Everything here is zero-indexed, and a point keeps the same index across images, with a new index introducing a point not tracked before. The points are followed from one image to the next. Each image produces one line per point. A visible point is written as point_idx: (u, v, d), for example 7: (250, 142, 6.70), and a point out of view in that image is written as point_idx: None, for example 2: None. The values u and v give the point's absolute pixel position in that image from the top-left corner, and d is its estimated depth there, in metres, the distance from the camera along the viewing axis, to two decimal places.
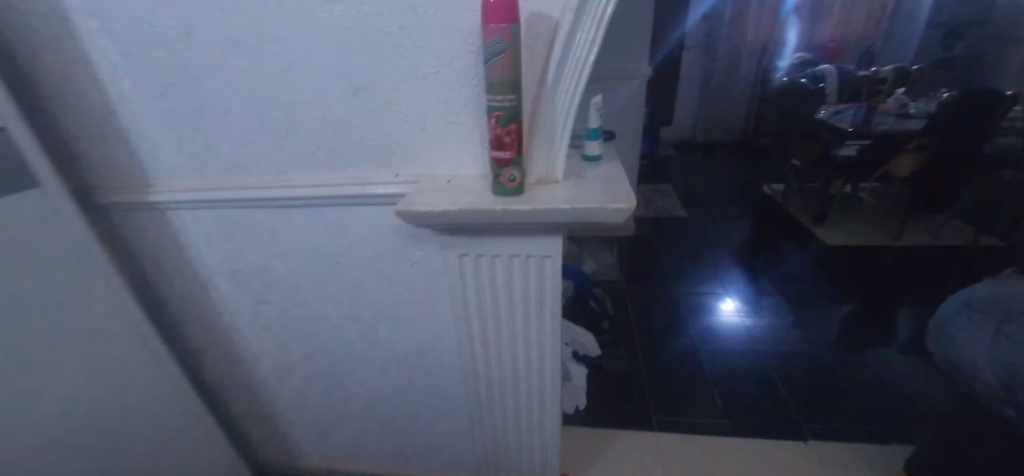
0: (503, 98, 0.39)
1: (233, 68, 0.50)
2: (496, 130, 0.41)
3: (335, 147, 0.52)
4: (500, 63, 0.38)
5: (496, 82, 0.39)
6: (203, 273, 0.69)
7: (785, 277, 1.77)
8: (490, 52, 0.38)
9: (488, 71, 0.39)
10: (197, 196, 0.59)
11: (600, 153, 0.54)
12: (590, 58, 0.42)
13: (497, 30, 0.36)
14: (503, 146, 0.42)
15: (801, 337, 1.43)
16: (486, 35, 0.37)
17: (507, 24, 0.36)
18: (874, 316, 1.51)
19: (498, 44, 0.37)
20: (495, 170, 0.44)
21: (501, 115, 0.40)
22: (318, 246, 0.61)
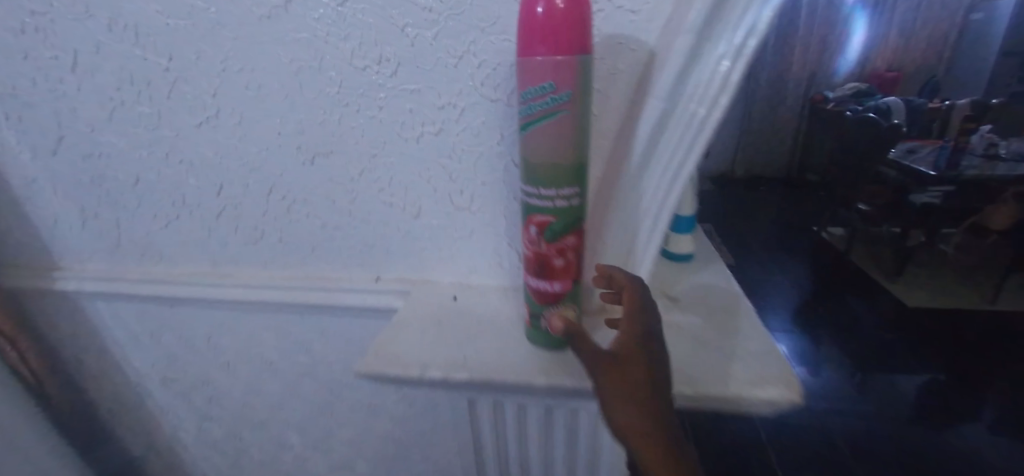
0: (553, 193, 0.21)
1: (140, 120, 0.33)
2: (539, 247, 0.22)
3: (285, 236, 0.35)
4: (552, 129, 0.19)
5: (542, 166, 0.20)
6: (132, 376, 0.52)
7: (851, 330, 1.51)
8: (534, 108, 0.19)
9: (527, 142, 0.20)
10: (111, 288, 0.43)
11: (691, 251, 0.35)
12: (715, 117, 0.22)
13: (551, 67, 0.18)
14: (550, 274, 0.23)
15: (873, 405, 1.21)
16: (527, 76, 0.19)
17: (568, 56, 0.18)
18: (959, 385, 1.28)
19: (549, 97, 0.19)
20: (533, 308, 0.25)
21: (549, 222, 0.22)
22: (270, 361, 0.43)
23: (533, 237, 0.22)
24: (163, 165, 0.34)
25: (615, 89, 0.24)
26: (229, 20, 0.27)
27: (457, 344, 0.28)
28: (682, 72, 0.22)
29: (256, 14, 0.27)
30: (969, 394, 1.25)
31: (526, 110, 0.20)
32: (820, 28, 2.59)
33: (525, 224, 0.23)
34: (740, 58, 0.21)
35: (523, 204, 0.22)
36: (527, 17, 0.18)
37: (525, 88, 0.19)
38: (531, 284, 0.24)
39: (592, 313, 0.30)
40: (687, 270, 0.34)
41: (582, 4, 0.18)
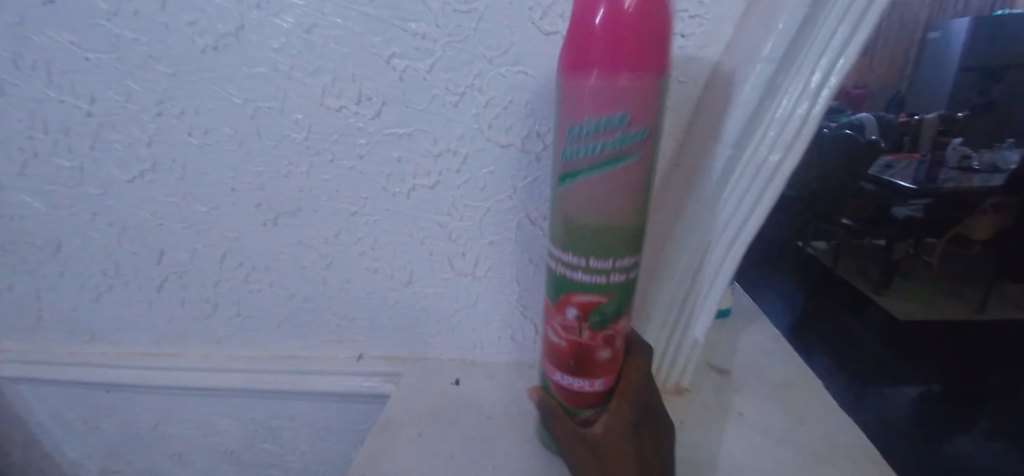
0: (608, 265, 0.16)
1: (59, 174, 0.27)
2: (580, 336, 0.17)
3: (244, 309, 0.28)
4: (616, 180, 0.15)
5: (597, 228, 0.16)
6: (61, 469, 0.43)
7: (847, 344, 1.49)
8: (592, 150, 0.14)
9: (574, 196, 0.15)
10: (32, 372, 0.35)
11: (729, 304, 0.30)
12: (788, 164, 0.18)
13: (623, 95, 0.13)
14: (591, 375, 0.18)
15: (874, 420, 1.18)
16: (581, 106, 0.14)
17: (646, 78, 0.13)
18: (958, 395, 1.26)
19: (617, 135, 0.14)
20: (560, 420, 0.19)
21: (596, 304, 0.17)
22: (228, 450, 0.35)
23: (571, 323, 0.17)
24: (90, 227, 0.28)
25: None
26: (166, 52, 0.22)
27: (462, 451, 0.22)
28: (754, 110, 0.17)
29: (198, 44, 0.21)
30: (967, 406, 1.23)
31: (576, 152, 0.15)
32: None
33: (559, 305, 0.18)
34: (824, 90, 0.17)
35: (559, 280, 0.17)
36: (587, 23, 0.13)
37: (578, 121, 0.14)
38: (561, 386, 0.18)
39: None
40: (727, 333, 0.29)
41: (664, 5, 0.13)
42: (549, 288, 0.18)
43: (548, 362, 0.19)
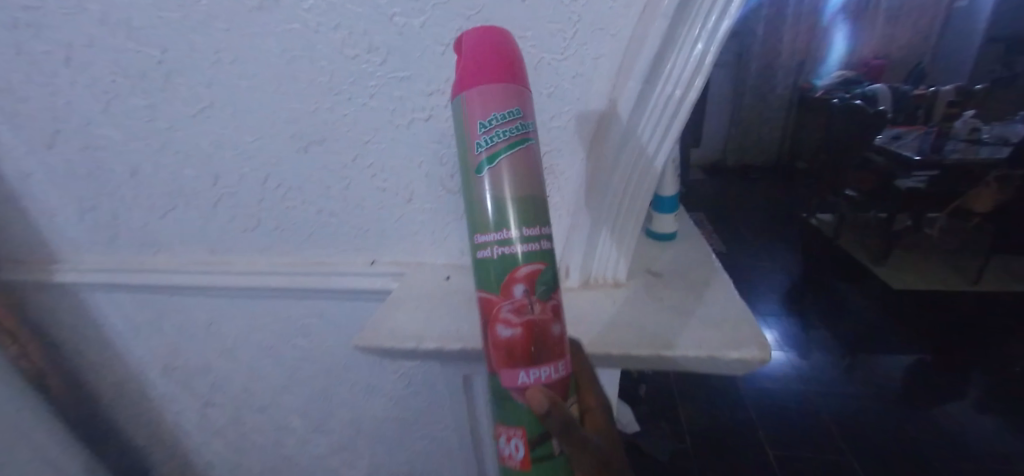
0: (537, 231, 0.21)
1: (135, 111, 0.34)
2: (533, 310, 0.21)
3: (282, 223, 0.36)
4: (526, 155, 0.21)
5: (521, 199, 0.21)
6: (132, 366, 0.52)
7: (838, 310, 1.55)
8: (503, 135, 0.20)
9: (498, 176, 0.21)
10: (111, 280, 0.43)
11: (674, 230, 0.36)
12: (691, 97, 0.25)
13: (511, 96, 0.21)
14: (552, 351, 0.21)
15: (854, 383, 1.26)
16: (488, 105, 0.20)
17: (519, 86, 0.21)
18: (942, 360, 1.32)
19: (517, 123, 0.21)
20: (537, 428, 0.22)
21: (536, 273, 0.21)
22: (269, 345, 0.43)
23: (524, 301, 0.21)
24: (159, 156, 0.35)
25: (595, 73, 0.26)
26: (219, 11, 0.28)
27: (448, 318, 0.30)
28: (661, 53, 0.23)
29: (246, 5, 0.28)
30: (952, 373, 1.28)
31: (489, 142, 0.21)
32: (808, 16, 2.62)
33: (508, 290, 0.21)
34: (714, 37, 0.23)
35: (502, 259, 0.21)
36: (479, 58, 0.20)
37: (489, 114, 0.20)
38: (531, 378, 0.21)
39: (576, 289, 0.31)
40: (666, 247, 0.36)
41: (514, 45, 0.21)
42: (493, 280, 0.22)
43: (511, 364, 0.21)
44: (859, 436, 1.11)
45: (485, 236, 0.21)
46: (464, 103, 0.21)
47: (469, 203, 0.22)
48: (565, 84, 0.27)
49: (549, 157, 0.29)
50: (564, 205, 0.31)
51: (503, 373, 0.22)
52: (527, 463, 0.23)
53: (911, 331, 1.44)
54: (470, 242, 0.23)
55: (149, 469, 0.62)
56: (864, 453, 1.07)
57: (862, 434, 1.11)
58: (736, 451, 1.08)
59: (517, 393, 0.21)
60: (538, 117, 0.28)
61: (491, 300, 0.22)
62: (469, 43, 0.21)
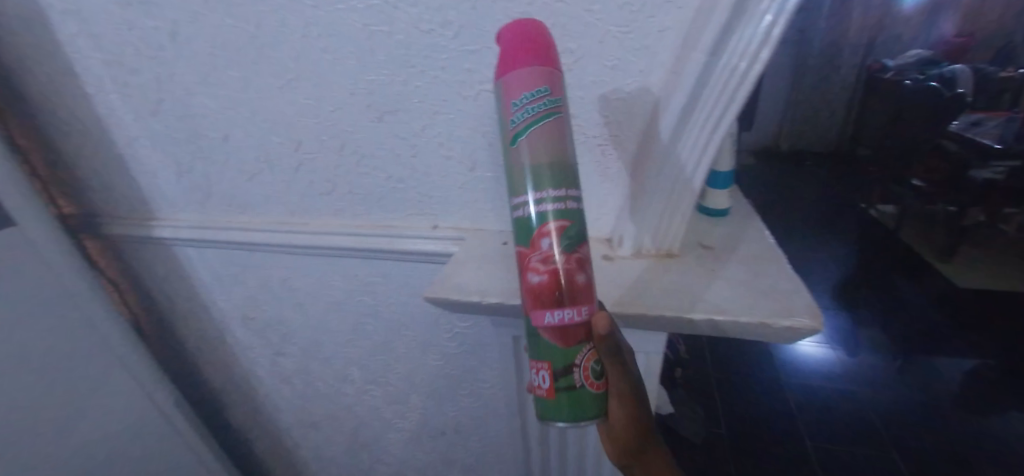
0: (563, 193, 0.23)
1: (229, 82, 0.37)
2: (558, 260, 0.23)
3: (354, 188, 0.39)
4: (554, 129, 0.23)
5: (550, 168, 0.23)
6: (214, 315, 0.58)
7: (892, 307, 1.47)
8: (535, 109, 0.22)
9: (529, 147, 0.23)
10: (203, 236, 0.49)
11: (727, 205, 0.36)
12: (756, 69, 0.25)
13: (542, 74, 0.22)
14: (576, 298, 0.24)
15: (905, 383, 1.20)
16: (522, 84, 0.22)
17: (550, 67, 0.22)
18: (1007, 366, 1.23)
19: (546, 99, 0.22)
20: (563, 364, 0.24)
21: (562, 229, 0.23)
22: (337, 300, 0.48)
23: (550, 252, 0.23)
24: (248, 124, 0.39)
25: (660, 47, 0.27)
26: None
27: (507, 279, 0.33)
28: (728, 24, 0.23)
29: None
30: (1017, 379, 1.20)
31: (521, 116, 0.23)
32: None
33: (537, 243, 0.24)
34: (785, 8, 0.23)
35: (533, 219, 0.24)
36: (513, 44, 0.22)
37: (521, 92, 0.22)
38: (556, 318, 0.23)
39: (629, 258, 0.33)
40: (719, 224, 0.36)
41: (546, 30, 0.23)
42: (525, 236, 0.24)
43: (539, 305, 0.24)
44: (907, 436, 1.07)
45: (519, 203, 0.24)
46: (501, 84, 0.23)
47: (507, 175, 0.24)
48: (628, 57, 0.27)
49: (608, 129, 0.30)
50: (620, 176, 0.32)
51: (532, 314, 0.25)
52: (554, 393, 0.25)
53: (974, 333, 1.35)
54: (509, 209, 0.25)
55: (225, 408, 0.70)
56: (913, 454, 1.03)
57: (910, 436, 1.07)
58: (770, 442, 1.07)
59: (545, 332, 0.24)
60: (600, 90, 0.29)
61: (523, 252, 0.24)
62: (503, 34, 0.23)
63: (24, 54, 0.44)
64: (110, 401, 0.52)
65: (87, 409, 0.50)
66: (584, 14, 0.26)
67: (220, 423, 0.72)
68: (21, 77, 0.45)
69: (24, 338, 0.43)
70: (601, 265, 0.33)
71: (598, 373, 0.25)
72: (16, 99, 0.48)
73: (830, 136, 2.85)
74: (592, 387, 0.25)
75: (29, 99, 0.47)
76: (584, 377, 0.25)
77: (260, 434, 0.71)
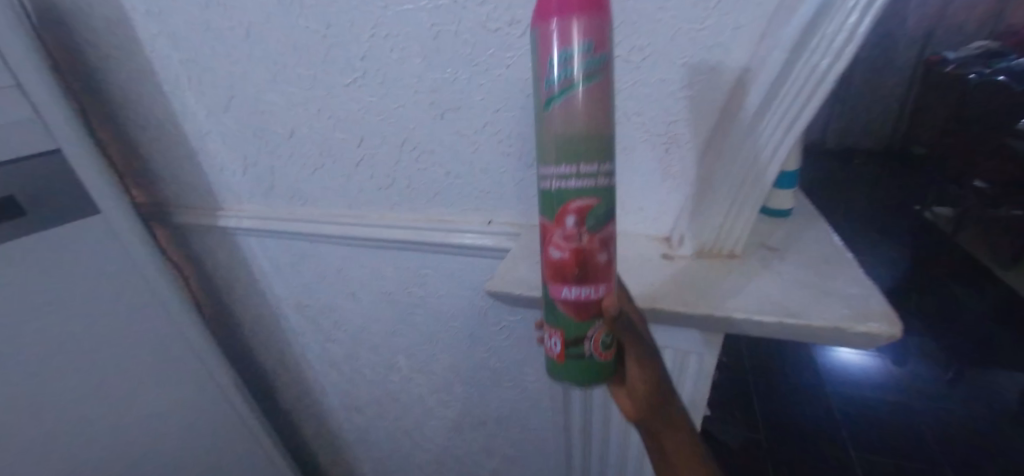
0: (596, 170, 0.21)
1: (297, 80, 0.39)
2: (582, 239, 0.22)
3: (414, 183, 0.40)
4: (594, 93, 0.19)
5: (584, 140, 0.20)
6: (270, 301, 0.61)
7: (948, 315, 1.38)
8: (573, 69, 0.19)
9: (560, 115, 0.20)
10: (264, 226, 0.51)
11: (791, 206, 0.36)
12: (838, 67, 0.24)
13: (585, 24, 0.18)
14: (596, 276, 0.23)
15: (960, 396, 1.14)
16: (560, 36, 0.19)
17: (597, 14, 0.19)
18: None
19: (587, 57, 0.19)
20: (574, 334, 0.24)
21: (590, 207, 0.21)
22: (389, 290, 0.50)
23: (574, 231, 0.22)
24: (313, 120, 0.41)
25: (734, 44, 0.26)
26: None
27: None
28: (811, 22, 0.23)
29: None
30: None
31: (554, 78, 0.20)
32: None
33: (561, 217, 0.22)
34: (874, 4, 0.22)
35: (559, 193, 0.22)
36: None
37: (557, 47, 0.19)
38: (573, 294, 0.23)
39: (689, 257, 0.33)
40: (783, 226, 0.35)
41: None
42: (549, 208, 0.23)
43: (556, 278, 0.23)
44: (957, 448, 1.02)
45: (546, 174, 0.21)
46: (538, 32, 0.20)
47: (537, 140, 0.21)
48: (700, 54, 0.27)
49: (674, 128, 0.30)
50: (681, 174, 0.32)
51: (549, 285, 0.24)
52: (561, 358, 0.25)
53: None
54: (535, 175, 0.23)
55: (275, 389, 0.74)
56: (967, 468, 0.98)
57: (966, 452, 1.01)
58: (811, 451, 1.03)
59: (560, 304, 0.24)
60: (667, 88, 0.29)
61: (545, 224, 0.23)
62: None
63: (110, 54, 0.47)
64: (176, 381, 0.55)
65: (155, 386, 0.54)
66: (656, 12, 0.26)
67: (271, 404, 0.76)
68: (107, 76, 0.49)
69: (106, 316, 0.47)
70: (661, 264, 0.33)
71: (609, 347, 0.25)
72: (101, 97, 0.51)
73: (880, 133, 2.69)
74: (600, 358, 0.25)
75: (112, 96, 0.51)
76: (595, 349, 0.25)
77: (307, 416, 0.75)
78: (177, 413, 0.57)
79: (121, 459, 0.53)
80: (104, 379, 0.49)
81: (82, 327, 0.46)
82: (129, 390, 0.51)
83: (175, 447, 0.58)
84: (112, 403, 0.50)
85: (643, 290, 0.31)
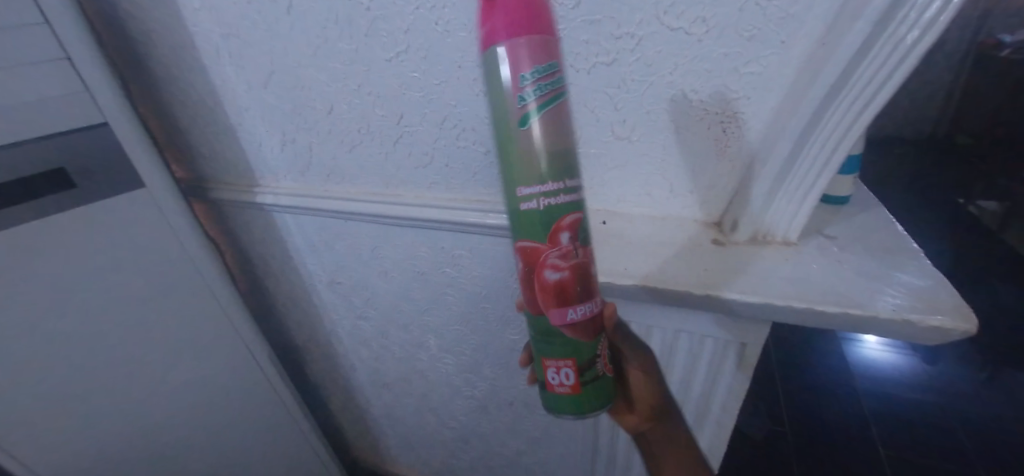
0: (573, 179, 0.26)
1: (338, 55, 0.39)
2: (577, 254, 0.27)
3: (454, 163, 0.40)
4: (560, 106, 0.25)
5: (559, 149, 0.25)
6: (303, 278, 0.63)
7: (992, 314, 1.32)
8: (545, 88, 0.24)
9: (537, 128, 0.24)
10: (300, 204, 0.52)
11: (850, 193, 0.34)
12: (926, 42, 0.22)
13: (548, 51, 0.23)
14: (590, 284, 0.28)
15: (998, 398, 1.09)
16: (531, 60, 0.23)
17: (552, 40, 0.24)
18: None
19: (555, 78, 0.24)
20: (585, 357, 0.29)
21: (578, 221, 0.26)
22: (421, 271, 0.50)
23: (570, 247, 0.26)
24: (353, 96, 0.41)
25: (808, 16, 0.24)
26: None
27: (613, 258, 0.33)
28: None
29: None
30: None
31: (529, 96, 0.24)
32: None
33: (555, 238, 0.26)
34: None
35: (550, 208, 0.26)
36: (515, 15, 0.22)
37: (531, 71, 0.23)
38: (580, 308, 0.27)
39: (741, 243, 0.33)
40: (841, 213, 0.34)
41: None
42: (543, 231, 0.26)
43: (563, 298, 0.27)
44: (999, 454, 0.98)
45: (533, 186, 0.25)
46: (506, 57, 0.23)
47: (516, 154, 0.25)
48: (769, 27, 0.25)
49: (734, 107, 0.29)
50: (738, 157, 0.31)
51: (555, 310, 0.27)
52: (577, 387, 0.29)
53: None
54: (510, 190, 0.26)
55: (306, 363, 0.76)
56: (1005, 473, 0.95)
57: (1001, 454, 0.98)
58: (836, 446, 1.02)
59: (568, 324, 0.28)
60: (730, 64, 0.27)
61: (542, 249, 0.26)
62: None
63: (154, 30, 0.47)
64: (213, 352, 0.57)
65: (194, 358, 0.55)
66: None
67: (302, 377, 0.79)
68: (151, 52, 0.49)
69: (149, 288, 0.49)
70: (712, 250, 0.32)
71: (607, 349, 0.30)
72: (144, 72, 0.52)
73: (926, 120, 2.54)
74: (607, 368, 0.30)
75: (157, 73, 0.51)
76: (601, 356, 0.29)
77: (336, 390, 0.77)
78: (216, 383, 0.59)
79: (162, 424, 0.55)
80: (148, 348, 0.51)
81: (128, 296, 0.47)
82: (172, 359, 0.53)
83: (213, 415, 0.60)
84: (155, 370, 0.52)
85: (694, 276, 0.31)
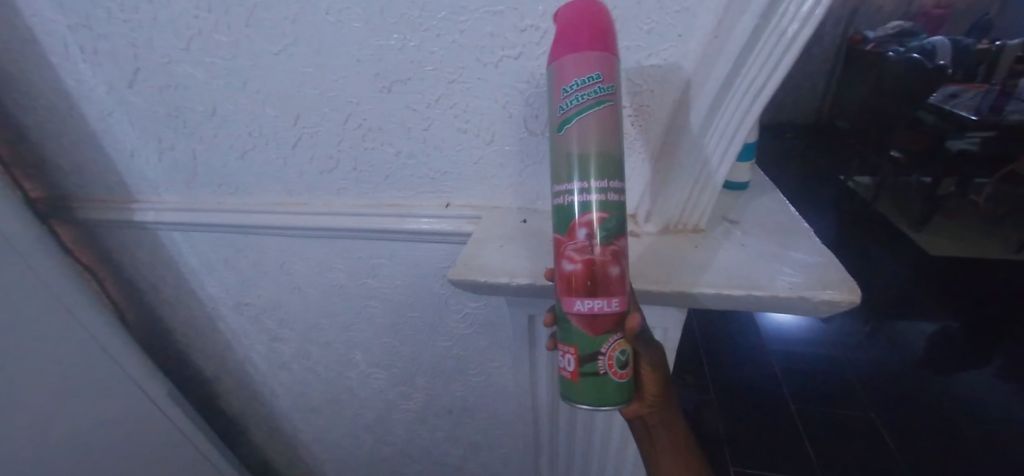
0: (606, 184, 0.23)
1: (218, 48, 0.34)
2: (593, 251, 0.23)
3: (363, 165, 0.37)
4: (603, 116, 0.22)
5: (594, 155, 0.23)
6: (205, 303, 0.55)
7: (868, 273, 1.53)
8: (580, 99, 0.22)
9: (577, 133, 0.23)
10: (189, 219, 0.45)
11: (747, 179, 0.36)
12: (805, 33, 0.23)
13: (596, 61, 0.22)
14: (608, 289, 0.23)
15: (877, 345, 1.27)
16: (575, 69, 0.22)
17: (603, 52, 0.22)
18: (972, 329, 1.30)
19: (596, 87, 0.22)
20: (589, 351, 0.24)
21: (603, 219, 0.23)
22: (339, 284, 0.46)
23: (585, 243, 0.23)
24: (241, 95, 0.36)
25: (701, 9, 0.25)
26: None
27: (534, 258, 0.33)
28: None
29: None
30: (982, 339, 1.27)
31: (570, 104, 0.22)
32: None
33: (572, 232, 0.24)
34: None
35: (572, 206, 0.23)
36: (566, 27, 0.22)
37: (569, 80, 0.22)
38: (585, 305, 0.23)
39: (655, 233, 0.33)
40: (740, 198, 0.36)
41: (606, 14, 0.22)
42: (562, 223, 0.24)
43: (568, 292, 0.24)
44: (884, 398, 1.12)
45: (559, 186, 0.23)
46: (555, 69, 0.23)
47: (553, 159, 0.24)
48: (668, 19, 0.26)
49: (639, 99, 0.29)
50: (644, 149, 0.31)
51: (561, 299, 0.25)
52: (577, 376, 0.25)
53: (946, 299, 1.41)
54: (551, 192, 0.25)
55: (218, 396, 0.68)
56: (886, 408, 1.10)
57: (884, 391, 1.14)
58: (757, 407, 1.11)
59: (574, 319, 0.24)
60: (632, 56, 0.27)
61: (559, 239, 0.24)
62: (563, 14, 0.22)
63: None
64: (98, 398, 0.48)
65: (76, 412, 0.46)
66: None
67: (214, 412, 0.70)
68: None
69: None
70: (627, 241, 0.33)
71: (623, 364, 0.25)
72: None
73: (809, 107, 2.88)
74: (615, 377, 0.25)
75: None
76: (609, 365, 0.24)
77: (256, 421, 0.70)
78: (106, 437, 0.50)
79: None
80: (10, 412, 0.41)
81: None
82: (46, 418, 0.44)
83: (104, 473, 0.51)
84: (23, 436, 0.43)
85: None
